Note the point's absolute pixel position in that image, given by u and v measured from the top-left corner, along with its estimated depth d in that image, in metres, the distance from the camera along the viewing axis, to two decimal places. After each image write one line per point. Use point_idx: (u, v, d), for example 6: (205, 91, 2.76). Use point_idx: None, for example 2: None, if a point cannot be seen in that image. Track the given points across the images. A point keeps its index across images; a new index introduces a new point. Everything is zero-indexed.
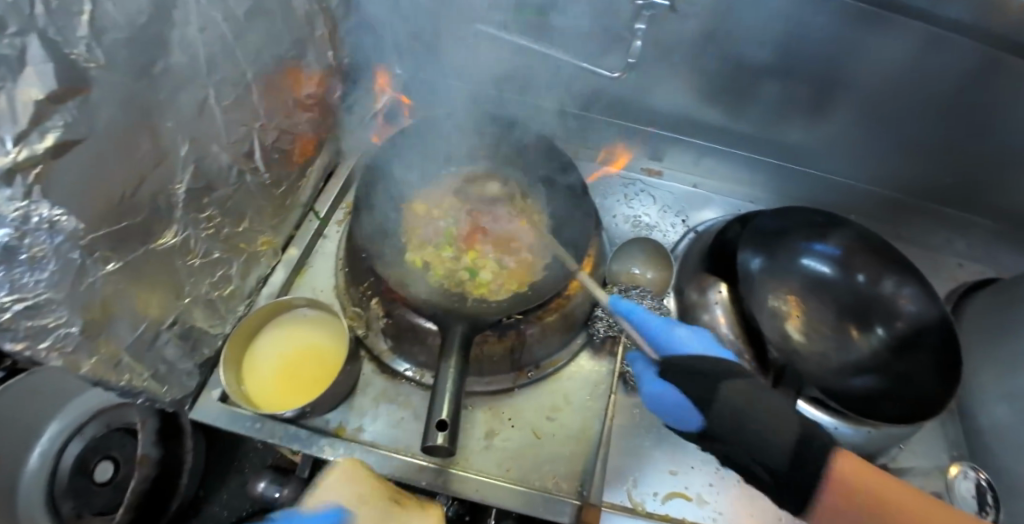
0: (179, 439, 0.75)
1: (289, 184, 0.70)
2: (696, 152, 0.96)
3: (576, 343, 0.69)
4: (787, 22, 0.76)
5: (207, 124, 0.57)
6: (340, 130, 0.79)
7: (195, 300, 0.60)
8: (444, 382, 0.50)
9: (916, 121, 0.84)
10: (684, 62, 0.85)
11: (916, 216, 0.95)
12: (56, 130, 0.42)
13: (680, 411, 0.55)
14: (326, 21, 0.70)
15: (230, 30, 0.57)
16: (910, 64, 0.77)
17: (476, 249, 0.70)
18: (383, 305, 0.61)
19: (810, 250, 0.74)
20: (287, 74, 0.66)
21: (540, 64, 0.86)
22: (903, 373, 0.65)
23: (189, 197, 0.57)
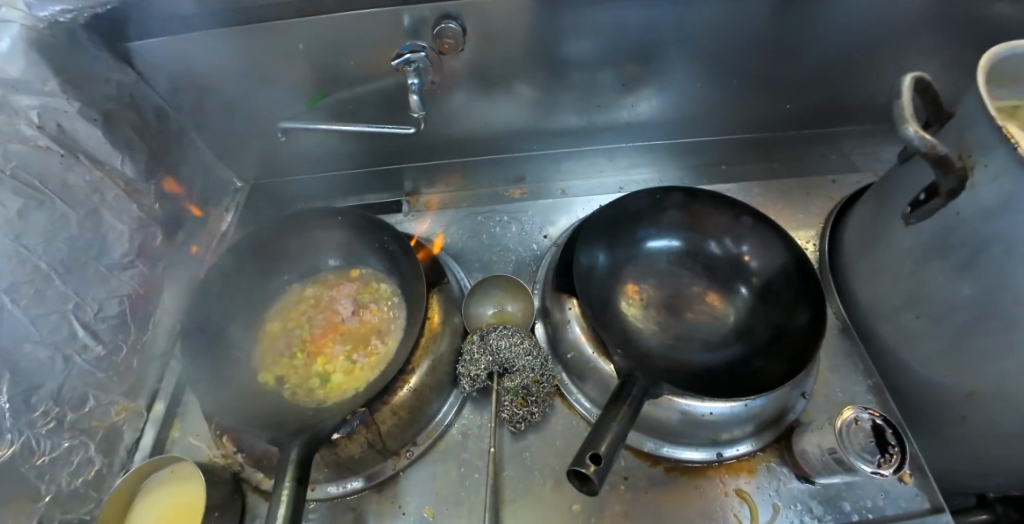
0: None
1: (132, 346, 0.70)
2: (553, 158, 0.97)
3: (452, 403, 0.68)
4: (570, 17, 0.74)
5: (12, 329, 0.58)
6: (184, 269, 0.80)
7: (57, 495, 0.60)
8: (275, 511, 0.50)
9: (755, 63, 0.82)
10: (497, 86, 0.83)
11: (785, 144, 0.95)
12: None
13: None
14: (116, 181, 0.71)
15: (3, 234, 0.58)
16: (727, 16, 0.76)
17: (326, 353, 0.69)
18: (233, 441, 0.61)
19: (651, 233, 0.72)
20: (89, 245, 0.66)
21: (356, 136, 0.88)
22: (773, 326, 0.63)
23: (16, 403, 0.58)
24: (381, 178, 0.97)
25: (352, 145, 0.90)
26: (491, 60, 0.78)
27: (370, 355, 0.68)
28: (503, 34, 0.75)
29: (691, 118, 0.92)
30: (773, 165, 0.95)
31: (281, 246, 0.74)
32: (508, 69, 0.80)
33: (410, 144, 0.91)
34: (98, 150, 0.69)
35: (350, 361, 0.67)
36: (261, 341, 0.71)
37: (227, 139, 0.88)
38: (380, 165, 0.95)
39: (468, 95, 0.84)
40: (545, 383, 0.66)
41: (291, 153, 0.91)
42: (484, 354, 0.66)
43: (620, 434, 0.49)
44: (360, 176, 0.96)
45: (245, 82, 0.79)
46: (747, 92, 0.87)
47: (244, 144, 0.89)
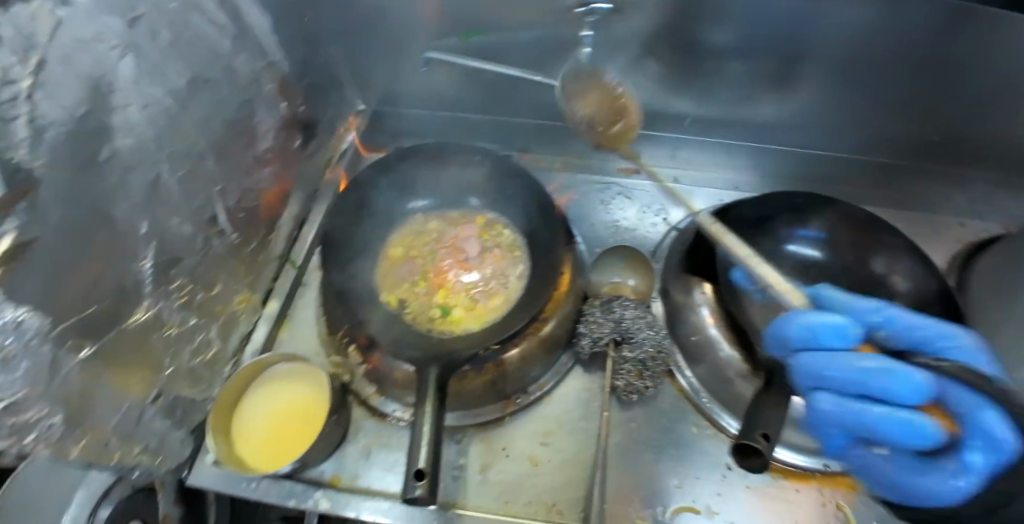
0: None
1: (257, 241, 0.71)
2: (670, 144, 0.94)
3: (562, 363, 0.67)
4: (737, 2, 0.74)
5: (164, 198, 0.58)
6: (307, 179, 0.81)
7: (177, 370, 0.61)
8: (420, 429, 0.50)
9: (898, 80, 0.81)
10: (646, 57, 0.82)
11: (917, 175, 0.90)
12: (11, 231, 0.44)
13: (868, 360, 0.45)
14: (274, 76, 0.70)
15: (174, 102, 0.58)
16: (874, 27, 0.75)
17: (447, 287, 0.69)
18: (360, 352, 0.62)
19: (795, 235, 0.68)
20: (239, 133, 0.66)
21: (496, 81, 0.87)
22: None
23: (157, 271, 0.57)
24: (496, 130, 0.95)
25: (484, 90, 0.89)
26: (648, 28, 0.78)
27: (492, 297, 0.67)
28: (669, 3, 0.75)
29: (822, 133, 0.89)
30: (900, 195, 0.92)
31: (413, 174, 0.75)
32: (660, 41, 0.80)
33: (530, 102, 0.90)
34: (266, 40, 0.68)
35: (471, 297, 0.67)
36: (380, 263, 0.72)
37: (362, 62, 0.87)
38: (493, 113, 0.93)
39: (613, 61, 0.82)
40: (661, 359, 0.65)
41: (422, 87, 0.89)
42: (608, 320, 0.65)
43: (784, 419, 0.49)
44: (478, 123, 0.94)
45: None
46: (885, 113, 0.85)
47: (378, 68, 0.87)
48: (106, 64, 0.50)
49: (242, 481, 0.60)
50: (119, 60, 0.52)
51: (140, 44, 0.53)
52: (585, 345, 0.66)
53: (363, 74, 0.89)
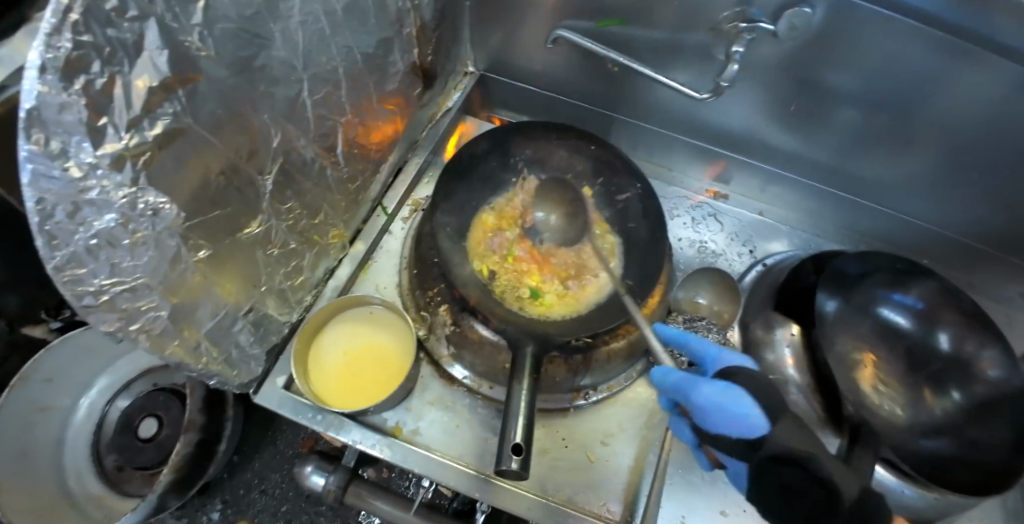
0: (221, 406, 0.76)
1: (362, 180, 0.71)
2: (763, 178, 0.93)
3: (634, 370, 0.67)
4: (874, 47, 0.70)
5: (298, 118, 0.57)
6: (415, 128, 0.80)
7: (269, 289, 0.61)
8: (516, 405, 0.50)
9: (1006, 169, 0.79)
10: (763, 83, 0.80)
11: (996, 266, 0.90)
12: (165, 118, 0.44)
13: (745, 412, 0.50)
14: (416, 20, 0.69)
15: (328, 25, 0.57)
16: (1000, 107, 0.72)
17: (539, 273, 0.68)
18: (451, 314, 0.63)
19: (890, 300, 0.71)
20: (373, 70, 0.65)
21: (617, 74, 0.85)
22: (975, 438, 0.63)
23: (274, 188, 0.57)
24: (599, 123, 0.94)
25: (601, 80, 0.87)
26: (783, 56, 0.75)
27: (583, 287, 0.67)
28: (807, 37, 0.71)
29: (916, 202, 0.88)
30: (971, 281, 0.93)
31: (527, 149, 0.74)
32: (783, 72, 0.77)
33: (650, 104, 0.88)
34: None
35: (564, 287, 0.67)
36: (472, 229, 0.70)
37: (487, 24, 0.85)
38: (598, 106, 0.92)
39: (739, 83, 0.81)
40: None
41: (540, 63, 0.88)
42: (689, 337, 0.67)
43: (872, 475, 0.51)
44: (584, 113, 0.93)
45: None
46: (981, 200, 0.84)
47: (502, 34, 0.85)
48: None
49: (309, 410, 0.60)
50: None
51: None
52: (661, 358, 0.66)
53: (485, 37, 0.87)
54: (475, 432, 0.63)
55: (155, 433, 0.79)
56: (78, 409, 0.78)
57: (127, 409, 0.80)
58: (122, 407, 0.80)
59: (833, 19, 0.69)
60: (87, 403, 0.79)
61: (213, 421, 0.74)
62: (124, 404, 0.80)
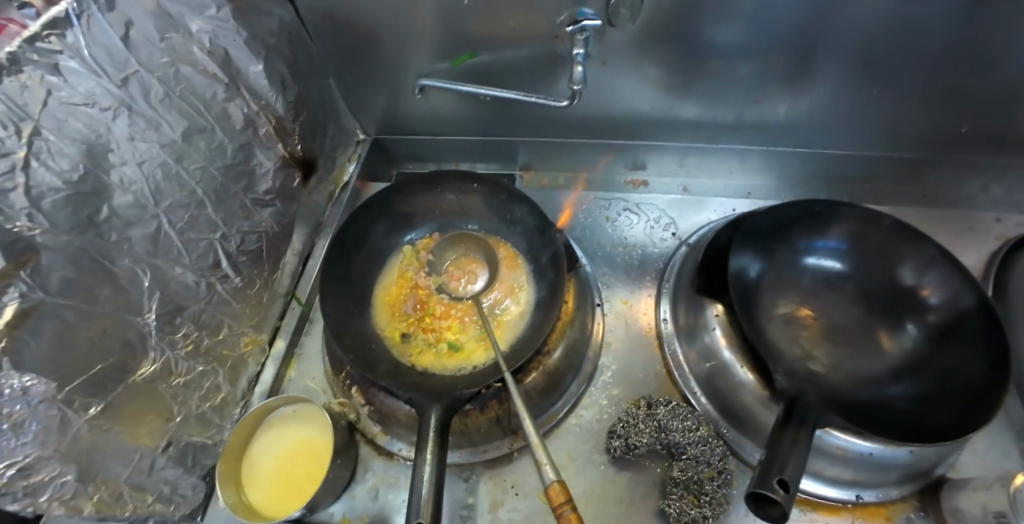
0: None
1: (263, 281, 0.72)
2: (678, 153, 0.90)
3: (569, 395, 0.65)
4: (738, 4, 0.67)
5: (165, 249, 0.59)
6: (312, 214, 0.81)
7: (187, 417, 0.61)
8: (420, 480, 0.50)
9: (924, 73, 0.73)
10: (642, 64, 0.77)
11: (942, 169, 0.85)
12: (14, 300, 0.46)
13: None
14: (269, 117, 0.71)
15: (169, 155, 0.59)
16: (893, 17, 0.67)
17: (456, 324, 0.67)
18: (364, 393, 0.64)
19: (814, 248, 0.69)
20: (238, 178, 0.67)
21: (494, 102, 0.85)
22: (939, 373, 0.59)
23: (161, 322, 0.59)
24: (499, 149, 0.93)
25: (482, 111, 0.87)
26: (642, 37, 0.72)
27: (500, 321, 0.67)
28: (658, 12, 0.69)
29: (841, 133, 0.83)
30: (923, 190, 0.87)
31: (413, 202, 0.74)
32: (656, 48, 0.74)
33: (540, 118, 0.87)
34: (258, 82, 0.68)
35: (480, 329, 0.66)
36: (378, 302, 0.69)
37: (358, 93, 0.86)
38: (491, 135, 0.91)
39: (608, 72, 0.78)
40: (706, 454, 0.59)
41: (421, 111, 0.89)
42: (649, 427, 0.60)
43: (799, 458, 0.48)
44: (481, 146, 0.93)
45: (384, 36, 0.76)
46: (902, 110, 0.78)
47: (374, 96, 0.86)
48: (99, 124, 0.53)
49: None
50: (113, 120, 0.54)
51: (133, 103, 0.55)
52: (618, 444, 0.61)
53: (365, 105, 0.88)
54: None
55: None
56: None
57: None
58: None
59: None
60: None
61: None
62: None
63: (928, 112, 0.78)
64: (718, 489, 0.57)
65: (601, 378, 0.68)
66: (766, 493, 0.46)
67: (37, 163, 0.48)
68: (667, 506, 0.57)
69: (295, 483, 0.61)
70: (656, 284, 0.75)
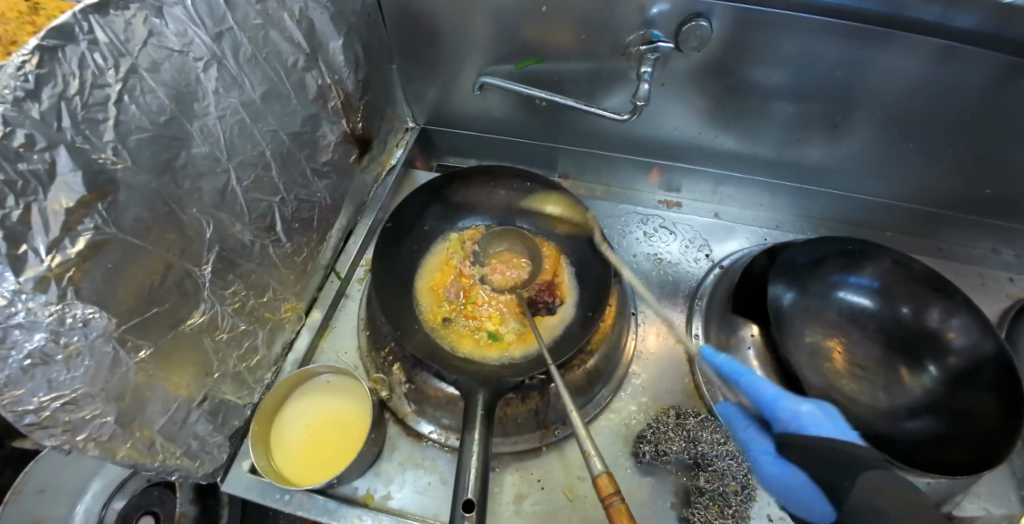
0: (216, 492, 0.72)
1: (309, 250, 0.72)
2: (714, 181, 0.93)
3: (601, 397, 0.67)
4: (796, 46, 0.71)
5: (230, 204, 0.60)
6: (359, 192, 0.82)
7: (223, 374, 0.61)
8: (467, 458, 0.51)
9: (957, 133, 0.78)
10: (697, 91, 0.80)
11: (959, 226, 0.89)
12: (88, 232, 0.46)
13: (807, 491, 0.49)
14: (339, 92, 0.72)
15: (246, 113, 0.60)
16: (936, 77, 0.72)
17: (497, 315, 0.68)
18: (405, 372, 0.64)
19: (846, 283, 0.72)
20: (303, 146, 0.68)
21: (548, 109, 0.87)
22: (956, 412, 0.62)
23: (215, 275, 0.59)
24: (543, 154, 0.96)
25: (533, 116, 0.89)
26: (702, 65, 0.76)
27: (540, 318, 0.68)
28: (722, 44, 0.73)
29: (871, 182, 0.88)
30: (939, 245, 0.91)
31: (467, 192, 0.75)
32: (713, 77, 0.78)
33: (589, 130, 0.90)
34: (335, 57, 0.70)
35: (521, 322, 0.67)
36: (421, 285, 0.70)
37: (416, 83, 0.88)
38: (538, 140, 0.94)
39: (662, 95, 0.81)
40: (731, 468, 0.61)
41: (475, 108, 0.91)
42: (679, 437, 0.62)
43: None
44: (526, 149, 0.95)
45: (454, 30, 0.78)
46: (931, 167, 0.83)
47: (432, 88, 0.88)
48: (190, 73, 0.53)
49: (277, 492, 0.59)
50: (203, 71, 0.55)
51: (223, 58, 0.56)
52: (646, 449, 0.62)
53: (422, 95, 0.90)
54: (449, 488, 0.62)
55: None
56: (74, 517, 0.64)
57: (122, 511, 0.65)
58: (117, 508, 0.65)
59: (749, 27, 0.70)
60: (82, 511, 0.65)
61: (207, 514, 0.69)
62: (120, 504, 0.66)
63: (955, 171, 0.83)
64: (742, 503, 0.59)
65: (631, 384, 0.69)
66: (806, 502, 0.50)
67: (129, 100, 0.48)
68: (692, 514, 0.58)
69: (325, 453, 0.61)
70: (689, 300, 0.78)
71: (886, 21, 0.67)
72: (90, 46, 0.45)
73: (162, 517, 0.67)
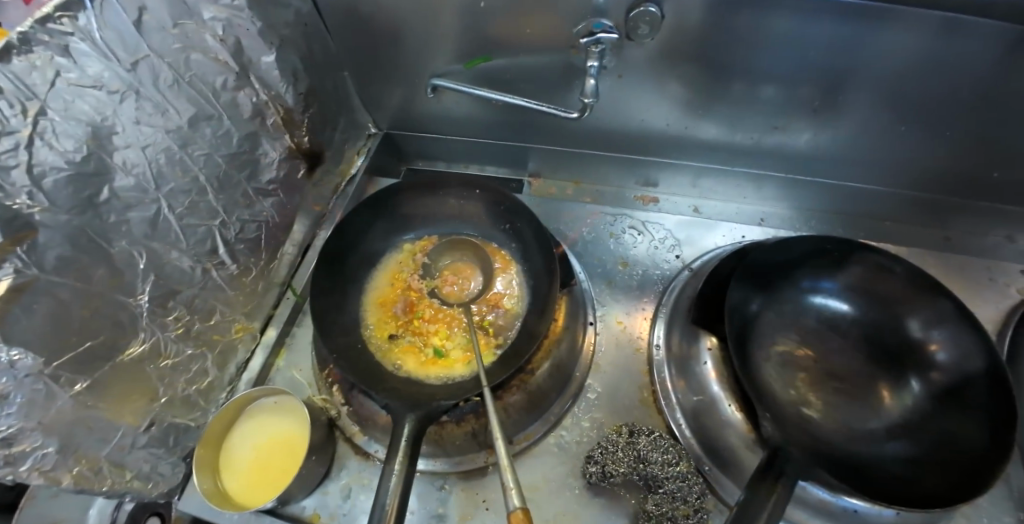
0: None
1: (259, 269, 0.72)
2: (692, 173, 0.87)
3: (551, 414, 0.64)
4: (762, 27, 0.65)
5: (163, 233, 0.60)
6: (313, 205, 0.81)
7: (172, 399, 0.62)
8: (385, 488, 0.49)
9: (959, 112, 0.69)
10: (660, 81, 0.75)
11: (967, 213, 0.80)
12: (7, 276, 0.46)
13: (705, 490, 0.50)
14: (278, 108, 0.71)
15: (172, 140, 0.60)
16: (927, 52, 0.63)
17: (444, 329, 0.66)
18: (342, 394, 0.65)
19: (819, 288, 0.66)
20: (242, 166, 0.68)
21: (506, 107, 0.83)
22: (940, 433, 0.56)
23: (154, 304, 0.60)
24: (510, 153, 0.92)
25: (493, 115, 0.86)
26: (662, 53, 0.70)
27: (487, 331, 0.66)
28: (682, 30, 0.67)
29: (863, 169, 0.80)
30: (946, 234, 0.82)
31: (416, 202, 0.74)
32: (675, 65, 0.72)
33: (553, 127, 0.86)
34: (269, 72, 0.69)
35: (467, 336, 0.65)
36: (369, 301, 0.69)
37: (370, 88, 0.86)
38: (503, 139, 0.90)
39: (624, 87, 0.76)
40: (684, 490, 0.57)
41: (434, 110, 0.88)
42: (629, 459, 0.59)
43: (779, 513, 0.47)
44: (492, 149, 0.92)
45: (399, 33, 0.76)
46: (931, 150, 0.75)
47: (387, 93, 0.86)
48: (105, 107, 0.53)
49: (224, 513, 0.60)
50: (119, 104, 0.55)
51: (140, 87, 0.56)
52: (595, 470, 0.59)
53: (378, 100, 0.87)
54: None
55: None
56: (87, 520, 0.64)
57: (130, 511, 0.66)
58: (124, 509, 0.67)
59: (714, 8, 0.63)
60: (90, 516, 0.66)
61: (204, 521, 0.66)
62: (131, 506, 0.66)
63: (957, 153, 0.74)
64: None
65: (585, 399, 0.66)
66: None
67: (41, 142, 0.49)
68: None
69: (269, 475, 0.61)
70: (653, 305, 0.73)
71: None
72: None
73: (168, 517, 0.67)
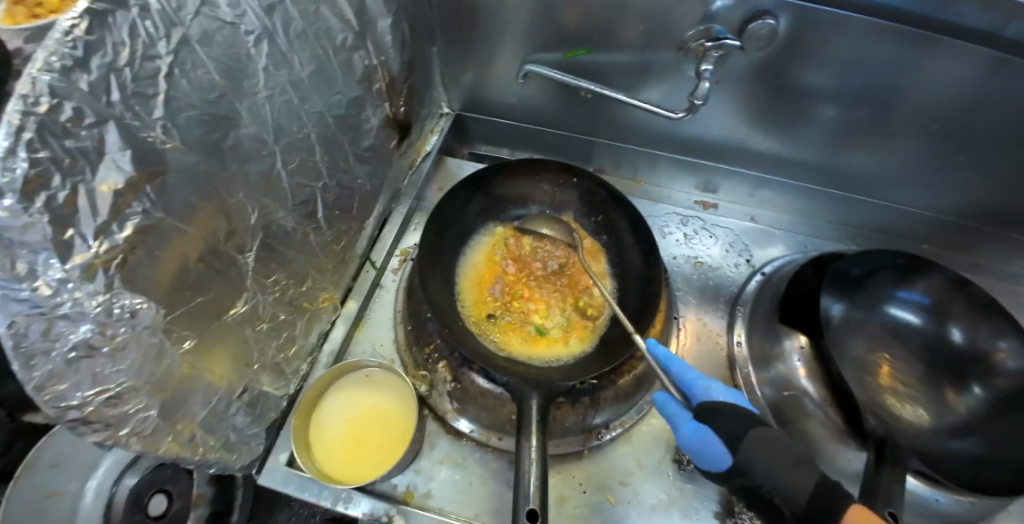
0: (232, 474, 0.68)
1: (348, 238, 0.70)
2: (752, 183, 0.92)
3: (642, 403, 0.66)
4: (849, 51, 0.69)
5: (274, 190, 0.57)
6: (395, 179, 0.79)
7: (263, 364, 0.59)
8: (527, 465, 0.49)
9: (1009, 149, 0.77)
10: (744, 91, 0.78)
11: (997, 242, 0.89)
12: (135, 217, 0.42)
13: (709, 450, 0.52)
14: (383, 74, 0.69)
15: (294, 93, 0.57)
16: (986, 89, 0.70)
17: (542, 310, 0.67)
18: (450, 370, 0.64)
19: (896, 298, 0.71)
20: (347, 130, 0.65)
21: (592, 101, 0.85)
22: (1001, 432, 0.62)
23: (257, 263, 0.56)
24: (580, 147, 0.93)
25: (575, 107, 0.87)
26: (757, 65, 0.74)
27: (584, 314, 0.66)
28: (781, 44, 0.70)
29: (913, 194, 0.87)
30: (975, 259, 0.91)
31: (512, 184, 0.73)
32: (761, 78, 0.75)
33: (630, 126, 0.88)
34: (383, 36, 0.67)
35: (566, 319, 0.66)
36: (464, 282, 0.68)
37: (454, 67, 0.85)
38: (576, 132, 0.91)
39: (713, 94, 0.79)
40: None
41: (513, 96, 0.87)
42: None
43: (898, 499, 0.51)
44: (563, 141, 0.93)
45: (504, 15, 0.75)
46: (978, 182, 0.82)
47: (471, 75, 0.85)
48: (241, 48, 0.50)
49: (315, 487, 0.57)
50: (254, 46, 0.51)
51: (273, 32, 0.52)
52: None
53: (458, 79, 0.86)
54: (489, 487, 0.61)
55: (169, 507, 0.61)
56: (86, 494, 0.57)
57: (134, 488, 0.60)
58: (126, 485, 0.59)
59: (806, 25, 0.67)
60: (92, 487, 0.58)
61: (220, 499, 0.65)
62: (133, 481, 0.60)
63: (1000, 187, 0.82)
64: None
65: None
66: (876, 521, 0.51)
67: (179, 72, 0.45)
68: None
69: (366, 451, 0.59)
70: (729, 307, 0.76)
71: (943, 29, 0.66)
72: (142, 13, 0.41)
73: (176, 496, 0.62)
